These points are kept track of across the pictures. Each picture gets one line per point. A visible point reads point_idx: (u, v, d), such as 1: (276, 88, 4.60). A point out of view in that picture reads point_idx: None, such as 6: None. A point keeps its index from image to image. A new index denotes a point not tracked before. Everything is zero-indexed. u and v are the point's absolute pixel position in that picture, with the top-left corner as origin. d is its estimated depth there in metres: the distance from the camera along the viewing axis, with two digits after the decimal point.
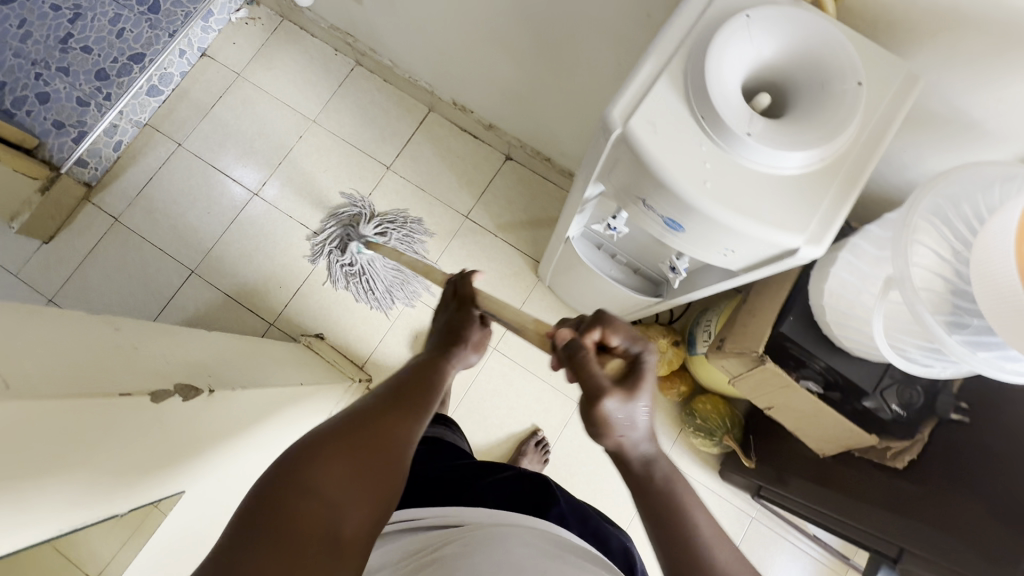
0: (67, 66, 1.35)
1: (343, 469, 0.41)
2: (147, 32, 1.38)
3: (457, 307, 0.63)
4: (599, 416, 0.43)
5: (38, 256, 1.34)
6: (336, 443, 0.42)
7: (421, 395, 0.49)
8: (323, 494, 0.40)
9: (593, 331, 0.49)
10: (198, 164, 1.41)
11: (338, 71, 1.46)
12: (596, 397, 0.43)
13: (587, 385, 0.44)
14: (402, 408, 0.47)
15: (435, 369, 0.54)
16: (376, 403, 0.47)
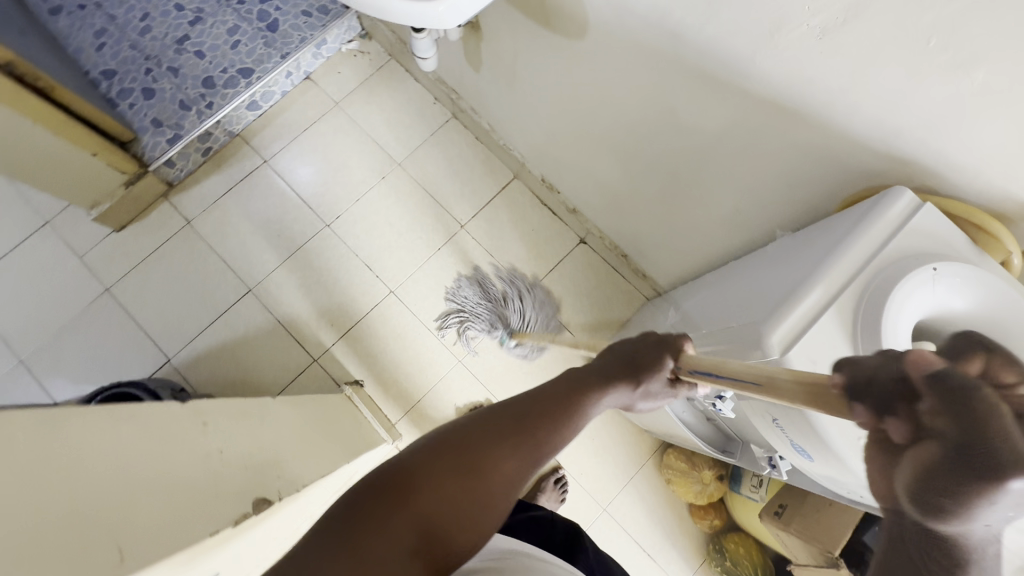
0: (177, 67, 1.38)
1: (439, 503, 0.37)
2: (260, 50, 1.41)
3: (656, 347, 0.47)
4: (986, 488, 0.25)
5: (105, 243, 1.35)
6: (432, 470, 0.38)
7: (543, 436, 0.41)
8: (426, 514, 0.37)
9: (983, 359, 0.30)
10: (278, 184, 1.41)
11: (432, 119, 1.47)
12: (991, 466, 0.25)
13: (975, 442, 0.25)
14: (518, 454, 0.40)
15: (565, 414, 0.42)
16: (483, 436, 0.40)
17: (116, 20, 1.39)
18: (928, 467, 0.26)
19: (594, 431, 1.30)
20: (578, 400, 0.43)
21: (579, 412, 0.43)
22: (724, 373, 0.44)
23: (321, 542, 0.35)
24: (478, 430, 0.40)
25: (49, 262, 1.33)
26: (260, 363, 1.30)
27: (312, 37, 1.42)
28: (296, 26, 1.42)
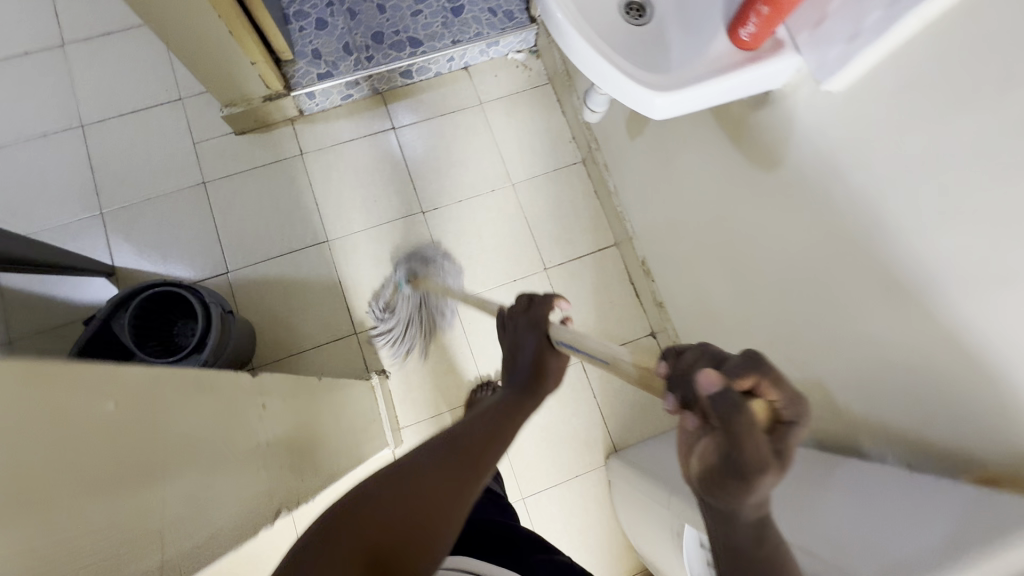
0: (357, 11, 1.39)
1: (388, 512, 0.42)
2: (436, 26, 1.41)
3: (533, 331, 0.59)
4: (751, 479, 0.35)
5: (221, 141, 1.37)
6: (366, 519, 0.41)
7: (479, 451, 0.48)
8: (374, 521, 0.41)
9: (746, 377, 0.36)
10: (395, 154, 1.41)
11: (562, 156, 1.45)
12: (750, 471, 0.35)
13: (735, 462, 0.35)
14: (450, 488, 0.45)
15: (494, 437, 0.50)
16: (418, 465, 0.45)
17: None
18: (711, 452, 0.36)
19: (582, 525, 1.24)
20: (506, 411, 0.53)
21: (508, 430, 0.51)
22: (583, 348, 0.54)
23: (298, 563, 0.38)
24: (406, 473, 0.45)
25: (164, 136, 1.37)
26: (304, 312, 1.30)
27: (488, 35, 1.41)
28: (477, 18, 1.42)
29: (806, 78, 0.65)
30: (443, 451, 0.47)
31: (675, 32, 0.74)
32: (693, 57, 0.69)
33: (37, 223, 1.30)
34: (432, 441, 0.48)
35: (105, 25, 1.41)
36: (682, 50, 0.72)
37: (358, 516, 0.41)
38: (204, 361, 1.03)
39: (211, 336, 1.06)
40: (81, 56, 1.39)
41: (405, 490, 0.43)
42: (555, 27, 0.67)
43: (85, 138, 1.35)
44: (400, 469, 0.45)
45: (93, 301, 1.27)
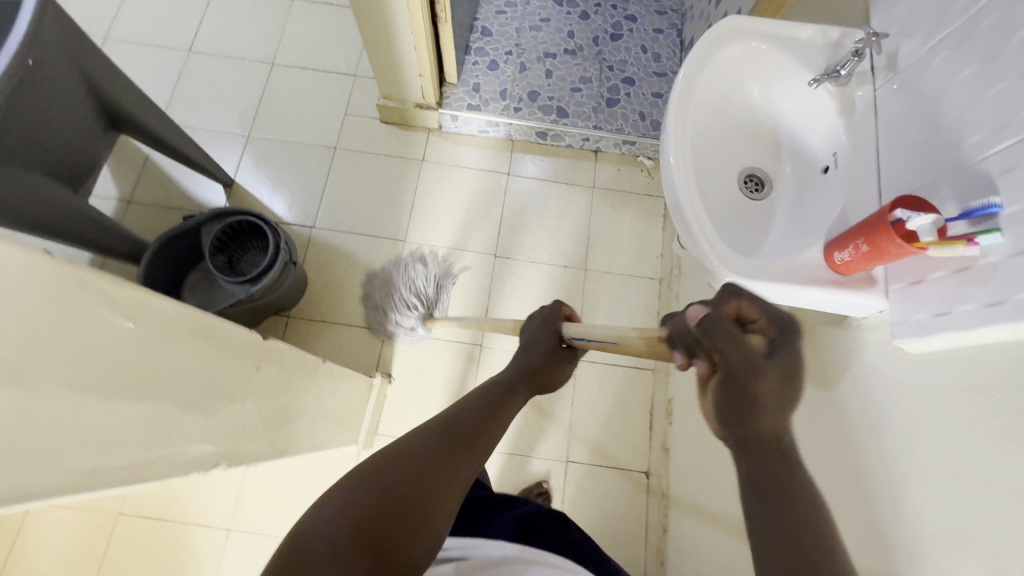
0: (527, 68, 1.53)
1: (358, 517, 0.42)
2: (587, 107, 1.50)
3: (544, 327, 0.72)
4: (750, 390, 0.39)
5: (366, 121, 1.54)
6: (443, 428, 0.51)
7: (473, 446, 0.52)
8: (346, 515, 0.42)
9: (728, 303, 0.43)
10: (499, 196, 1.50)
11: (644, 266, 1.46)
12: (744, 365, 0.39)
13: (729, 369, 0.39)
14: (456, 468, 0.49)
15: (486, 419, 0.54)
16: (387, 457, 0.47)
17: (526, 9, 1.60)
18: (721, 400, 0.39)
19: None
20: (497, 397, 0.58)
21: (499, 411, 0.57)
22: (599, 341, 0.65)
23: None
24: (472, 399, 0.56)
25: (326, 100, 1.56)
26: (354, 291, 1.39)
27: (628, 134, 1.48)
28: (626, 116, 1.49)
29: (883, 323, 0.63)
30: (442, 434, 0.51)
31: (781, 222, 0.74)
32: (784, 252, 0.69)
33: (199, 122, 1.53)
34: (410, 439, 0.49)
35: None
36: (778, 240, 0.72)
37: (339, 515, 0.42)
38: (250, 294, 1.12)
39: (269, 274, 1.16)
40: (300, 12, 1.64)
41: (378, 486, 0.44)
42: (666, 173, 0.71)
43: (269, 75, 1.58)
44: (378, 453, 0.47)
45: (203, 201, 1.45)
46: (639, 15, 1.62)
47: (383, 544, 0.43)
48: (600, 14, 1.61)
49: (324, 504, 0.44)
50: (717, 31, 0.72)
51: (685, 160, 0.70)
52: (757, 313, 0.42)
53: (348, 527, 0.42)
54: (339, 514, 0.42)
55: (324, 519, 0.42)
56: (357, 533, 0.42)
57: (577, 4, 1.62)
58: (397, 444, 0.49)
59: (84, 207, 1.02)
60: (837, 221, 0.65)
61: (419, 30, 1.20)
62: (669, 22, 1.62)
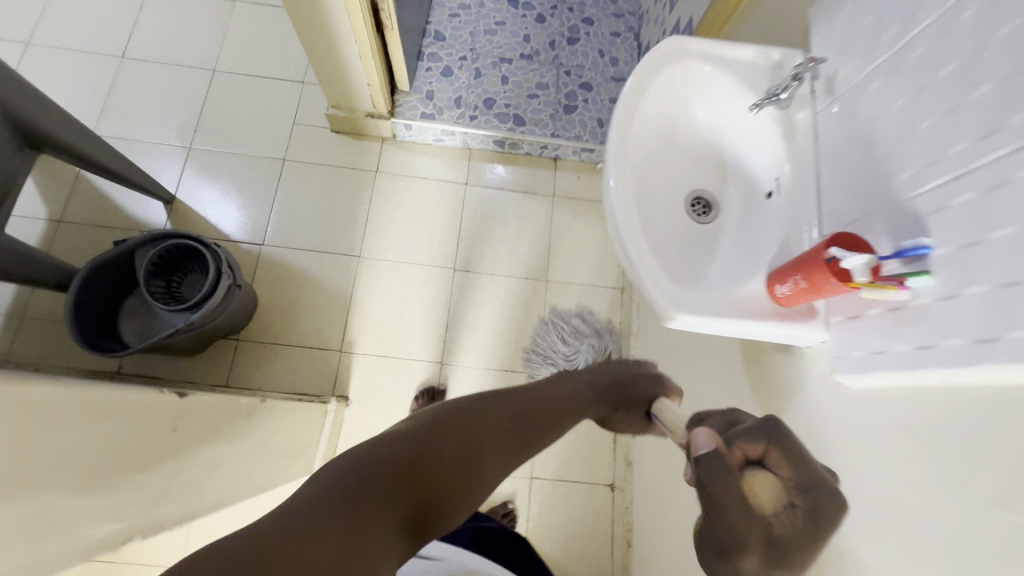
0: (481, 74, 1.49)
1: (435, 454, 0.46)
2: (544, 114, 1.47)
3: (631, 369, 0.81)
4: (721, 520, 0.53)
5: (316, 131, 1.48)
6: (510, 412, 0.56)
7: (527, 436, 0.56)
8: (422, 449, 0.46)
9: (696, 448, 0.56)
10: (457, 207, 1.46)
11: (605, 274, 1.45)
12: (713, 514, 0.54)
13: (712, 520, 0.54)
14: (509, 452, 0.53)
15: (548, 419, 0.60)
16: (463, 415, 0.52)
17: (480, 11, 1.55)
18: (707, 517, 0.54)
19: None
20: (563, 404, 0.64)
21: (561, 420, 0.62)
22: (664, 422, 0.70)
23: (338, 489, 0.39)
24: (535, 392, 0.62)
25: (272, 108, 1.49)
26: (307, 311, 1.34)
27: (586, 141, 1.46)
28: (583, 122, 1.47)
29: (824, 354, 0.62)
30: (512, 421, 0.55)
31: (727, 246, 0.73)
32: (729, 281, 0.68)
33: (136, 134, 1.44)
34: (487, 407, 0.54)
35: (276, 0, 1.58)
36: (724, 266, 0.71)
37: (422, 445, 0.46)
38: (190, 323, 1.06)
39: (210, 299, 1.10)
40: (243, 15, 1.55)
41: (456, 440, 0.49)
42: (609, 202, 0.69)
43: (210, 82, 1.49)
44: (464, 411, 0.53)
45: (143, 219, 1.37)
46: (596, 17, 1.60)
47: (426, 487, 0.44)
48: (556, 17, 1.58)
49: (397, 435, 0.46)
50: (666, 49, 0.70)
51: (628, 188, 0.68)
52: (785, 473, 0.57)
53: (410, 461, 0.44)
54: (406, 448, 0.45)
55: (388, 447, 0.45)
56: (411, 472, 0.44)
57: (532, 7, 1.58)
58: (470, 408, 0.53)
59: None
60: (780, 250, 0.64)
61: (361, 37, 1.15)
62: (626, 24, 1.60)
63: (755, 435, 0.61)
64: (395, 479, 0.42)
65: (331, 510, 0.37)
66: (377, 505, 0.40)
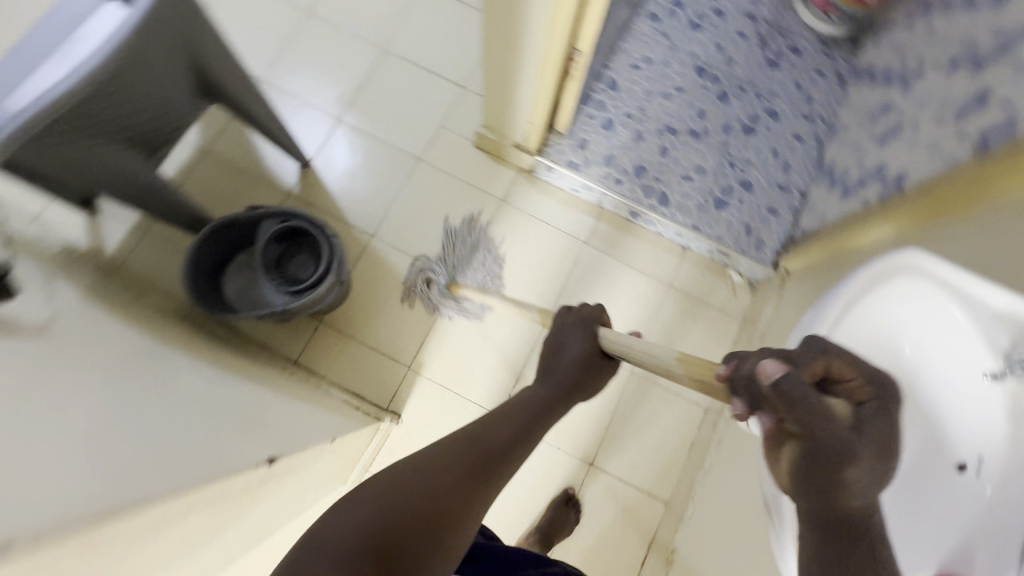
0: (642, 137, 1.39)
1: (375, 514, 0.49)
2: (691, 201, 1.37)
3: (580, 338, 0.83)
4: (840, 463, 0.48)
5: (459, 140, 1.45)
6: (467, 448, 0.59)
7: (491, 466, 0.59)
8: (367, 512, 0.50)
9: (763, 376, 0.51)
10: (568, 263, 1.39)
11: (694, 387, 1.34)
12: (823, 452, 0.49)
13: (818, 452, 0.49)
14: (474, 488, 0.56)
15: (509, 446, 0.63)
16: (410, 470, 0.54)
17: (663, 71, 1.46)
18: (799, 447, 0.50)
19: None
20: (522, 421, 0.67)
21: (522, 439, 0.65)
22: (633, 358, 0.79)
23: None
24: (489, 423, 0.65)
25: (426, 104, 1.47)
26: (391, 316, 1.33)
27: (726, 245, 1.34)
28: (730, 223, 1.35)
29: None
30: (466, 454, 0.58)
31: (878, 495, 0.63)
32: None
33: (297, 89, 1.47)
34: (434, 451, 0.57)
35: None
36: None
37: (362, 510, 0.50)
38: (286, 308, 1.07)
39: (313, 290, 1.11)
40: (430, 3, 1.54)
41: (400, 494, 0.52)
42: None
43: (378, 61, 1.50)
44: (411, 461, 0.56)
45: (276, 174, 1.40)
46: (783, 112, 1.46)
47: (401, 544, 0.49)
48: (740, 100, 1.46)
49: (346, 498, 0.51)
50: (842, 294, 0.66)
51: None
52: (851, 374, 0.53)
53: (367, 522, 0.49)
54: (360, 517, 0.49)
55: (335, 527, 0.49)
56: (367, 542, 0.48)
57: (718, 82, 1.47)
58: (419, 458, 0.56)
59: (145, 172, 0.96)
60: (959, 554, 0.53)
61: (541, 74, 1.08)
62: (812, 130, 1.45)
63: (808, 352, 0.53)
64: (351, 551, 0.47)
65: None
66: None
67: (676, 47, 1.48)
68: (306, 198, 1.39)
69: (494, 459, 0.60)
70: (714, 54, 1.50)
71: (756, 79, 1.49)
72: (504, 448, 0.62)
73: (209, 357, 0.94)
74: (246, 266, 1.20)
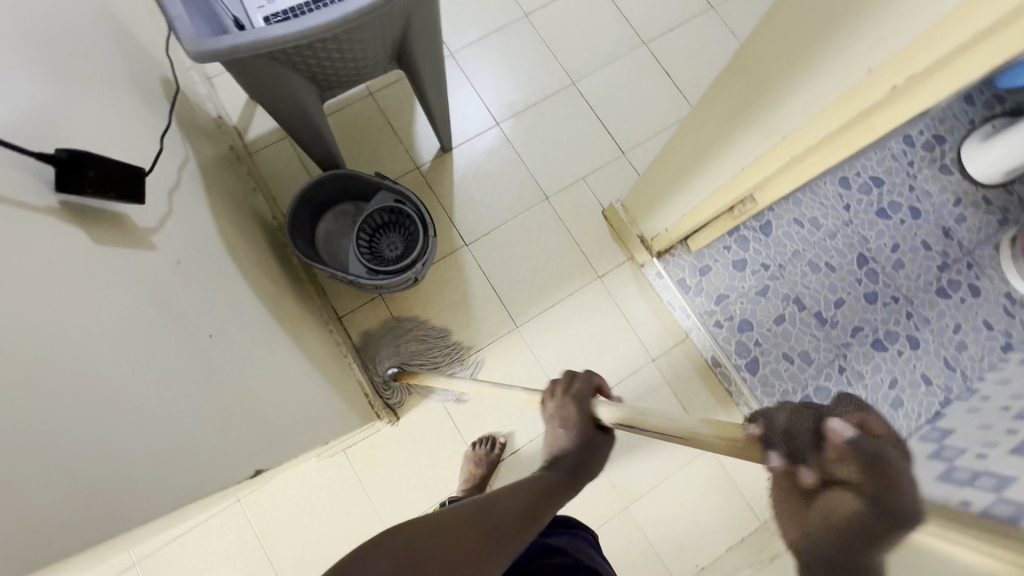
0: (766, 294, 1.30)
1: None
2: (779, 383, 1.26)
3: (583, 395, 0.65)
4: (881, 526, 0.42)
5: (592, 200, 1.41)
6: (478, 518, 0.47)
7: (500, 550, 0.47)
8: None
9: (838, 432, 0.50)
10: (626, 370, 1.31)
11: (676, 558, 1.24)
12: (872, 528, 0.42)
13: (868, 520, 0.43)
14: (479, 573, 0.44)
15: (524, 521, 0.50)
16: (411, 535, 0.43)
17: (824, 241, 1.34)
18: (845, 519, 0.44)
19: None
20: (542, 488, 0.54)
21: (540, 509, 0.52)
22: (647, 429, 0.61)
23: None
24: (502, 488, 0.52)
25: (581, 149, 1.45)
26: (442, 326, 1.32)
27: None
28: None
29: None
30: (476, 527, 0.46)
31: None
32: None
33: (477, 77, 1.48)
34: (434, 519, 0.45)
35: (674, 73, 1.51)
36: None
37: None
38: (356, 279, 1.08)
39: (388, 275, 1.11)
40: (636, 60, 1.51)
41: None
42: None
43: (562, 88, 1.48)
44: (411, 524, 0.44)
45: (416, 143, 1.42)
46: (924, 346, 1.31)
47: None
48: (887, 309, 1.32)
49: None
50: None
51: None
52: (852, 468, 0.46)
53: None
54: None
55: None
56: None
57: (875, 281, 1.34)
58: (416, 524, 0.45)
59: (309, 108, 0.99)
60: None
61: (701, 188, 0.95)
62: (945, 381, 1.29)
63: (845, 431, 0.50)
64: None
65: None
66: None
67: (850, 224, 1.36)
68: (430, 179, 1.40)
69: (507, 537, 0.48)
70: (886, 249, 1.36)
71: (915, 297, 1.34)
72: (520, 521, 0.49)
73: (271, 291, 0.96)
74: (344, 217, 1.24)
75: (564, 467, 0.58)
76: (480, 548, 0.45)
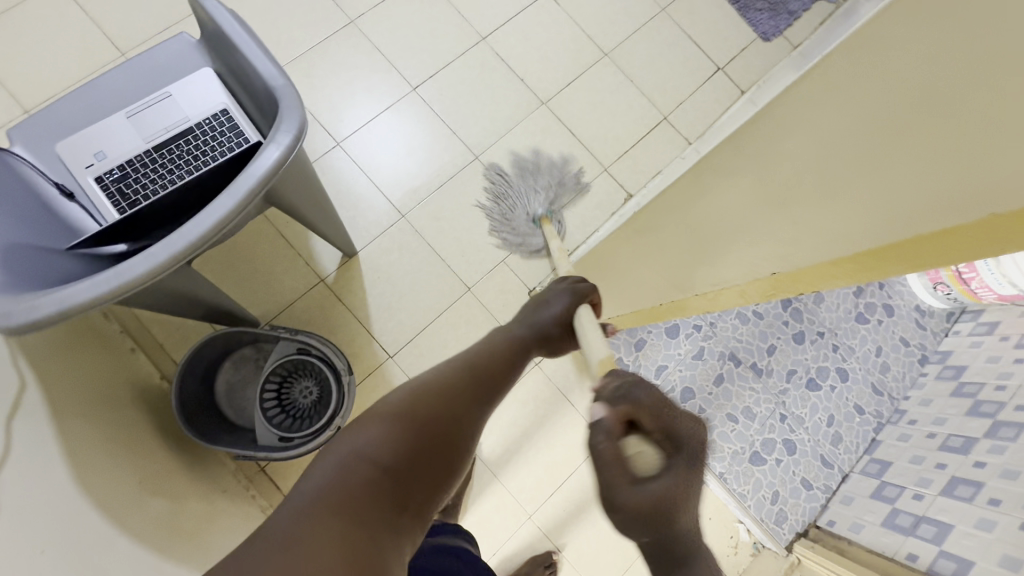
0: (702, 356, 1.31)
1: (382, 446, 0.48)
2: (728, 445, 1.28)
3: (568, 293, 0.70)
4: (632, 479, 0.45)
5: (517, 283, 1.34)
6: (465, 382, 0.58)
7: (483, 401, 0.58)
8: (372, 439, 0.48)
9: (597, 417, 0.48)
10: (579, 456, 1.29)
11: None
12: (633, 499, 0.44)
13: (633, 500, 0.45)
14: (470, 414, 0.56)
15: (501, 383, 0.61)
16: (414, 399, 0.53)
17: None
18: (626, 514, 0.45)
19: None
20: (513, 357, 0.65)
21: (512, 370, 0.64)
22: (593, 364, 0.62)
23: (302, 516, 0.42)
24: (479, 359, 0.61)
25: None
26: None
27: (746, 504, 1.25)
28: (759, 484, 1.26)
29: None
30: (462, 391, 0.57)
31: None
32: None
33: (372, 166, 1.36)
34: (430, 384, 0.55)
35: (578, 130, 1.45)
36: None
37: (365, 438, 0.48)
38: (267, 452, 0.97)
39: (303, 436, 1.00)
40: (538, 121, 1.44)
41: (401, 426, 0.50)
42: None
43: (466, 164, 1.39)
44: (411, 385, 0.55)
45: (316, 253, 1.29)
46: (852, 376, 1.36)
47: (417, 466, 0.49)
48: (814, 346, 1.36)
49: (360, 428, 0.49)
50: None
51: None
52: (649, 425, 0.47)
53: (395, 454, 0.48)
54: (373, 440, 0.48)
55: (336, 467, 0.45)
56: (380, 473, 0.46)
57: (799, 320, 1.37)
58: (417, 386, 0.55)
59: (178, 284, 0.86)
60: None
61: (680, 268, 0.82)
62: (876, 407, 1.34)
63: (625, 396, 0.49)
64: (368, 487, 0.45)
65: (327, 545, 0.40)
66: (372, 520, 0.44)
67: None
68: (339, 291, 1.28)
69: (485, 389, 0.59)
70: None
71: (838, 328, 1.39)
72: (492, 381, 0.61)
73: (163, 506, 0.83)
74: (249, 364, 1.10)
75: (528, 344, 0.67)
76: (471, 401, 0.57)
